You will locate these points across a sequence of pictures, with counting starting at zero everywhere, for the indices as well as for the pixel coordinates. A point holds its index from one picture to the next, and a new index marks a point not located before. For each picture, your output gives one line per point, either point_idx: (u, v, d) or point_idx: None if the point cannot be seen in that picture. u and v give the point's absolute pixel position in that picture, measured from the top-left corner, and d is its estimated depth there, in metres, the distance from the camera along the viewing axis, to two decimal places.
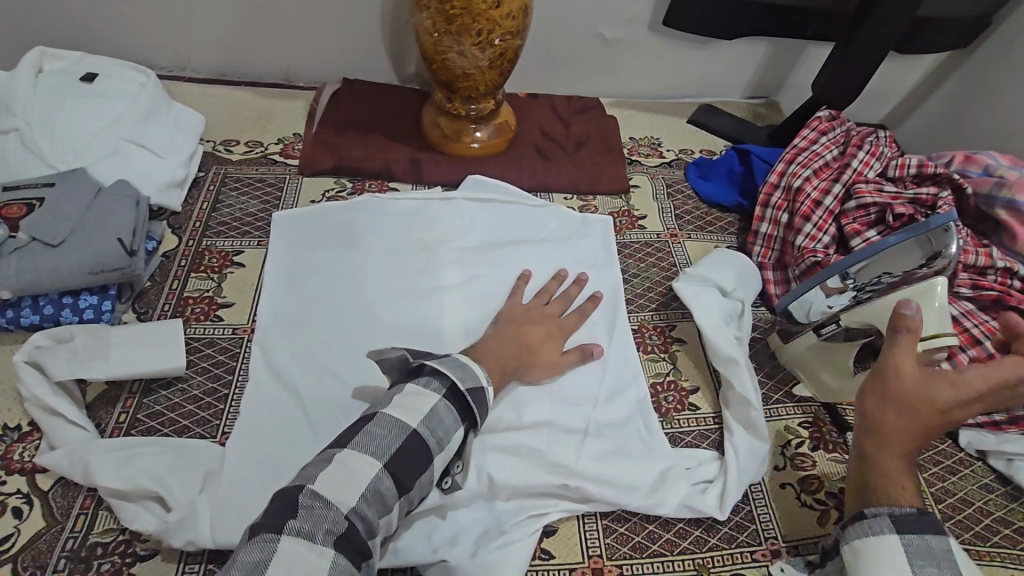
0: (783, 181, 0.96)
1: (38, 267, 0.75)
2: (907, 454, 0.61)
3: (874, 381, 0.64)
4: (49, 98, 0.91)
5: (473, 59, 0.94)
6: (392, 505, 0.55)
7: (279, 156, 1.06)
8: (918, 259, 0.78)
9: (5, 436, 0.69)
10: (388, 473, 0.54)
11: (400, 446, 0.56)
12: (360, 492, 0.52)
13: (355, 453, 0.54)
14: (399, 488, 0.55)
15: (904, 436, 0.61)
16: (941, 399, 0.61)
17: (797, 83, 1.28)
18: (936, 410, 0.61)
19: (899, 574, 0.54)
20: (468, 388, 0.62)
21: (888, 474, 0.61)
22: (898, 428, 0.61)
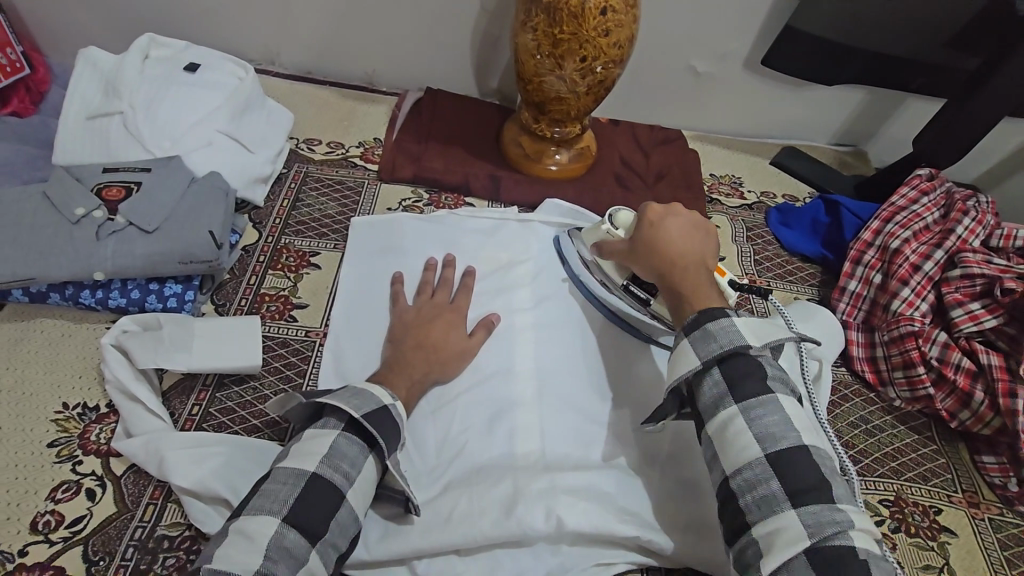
0: (878, 240, 0.94)
1: (133, 252, 0.76)
2: (666, 266, 0.72)
3: (639, 262, 0.76)
4: (153, 85, 0.92)
5: (571, 84, 0.93)
6: (306, 556, 0.53)
7: (360, 159, 1.07)
8: (567, 242, 0.91)
9: (84, 415, 0.70)
10: (290, 526, 0.54)
11: (297, 497, 0.55)
12: (264, 554, 0.51)
13: (252, 518, 0.53)
14: (307, 539, 0.54)
15: (667, 262, 0.72)
16: (669, 236, 0.73)
17: (890, 133, 1.24)
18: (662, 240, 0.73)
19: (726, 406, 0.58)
20: (365, 414, 0.61)
21: (689, 288, 0.69)
22: (662, 259, 0.72)
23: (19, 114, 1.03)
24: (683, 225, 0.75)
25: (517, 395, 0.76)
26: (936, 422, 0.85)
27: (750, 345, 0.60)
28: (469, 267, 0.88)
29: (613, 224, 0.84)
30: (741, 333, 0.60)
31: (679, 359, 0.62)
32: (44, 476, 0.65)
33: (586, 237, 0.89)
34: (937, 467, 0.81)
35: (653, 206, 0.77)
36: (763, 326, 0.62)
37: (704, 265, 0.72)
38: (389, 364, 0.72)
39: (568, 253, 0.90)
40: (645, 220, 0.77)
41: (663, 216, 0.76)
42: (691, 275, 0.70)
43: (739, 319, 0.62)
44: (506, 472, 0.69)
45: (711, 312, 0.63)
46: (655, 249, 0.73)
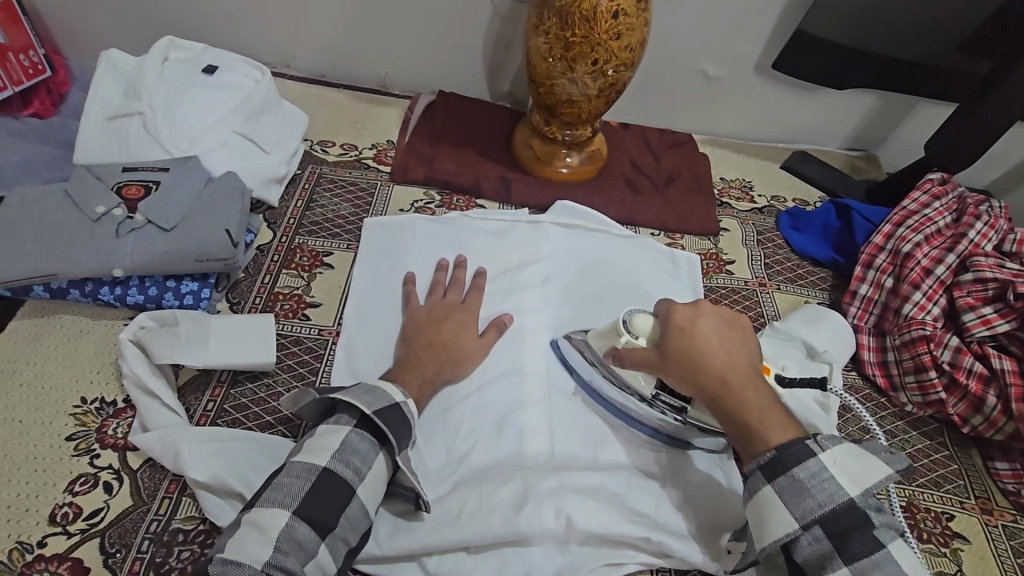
0: (890, 245, 0.94)
1: (151, 249, 0.78)
2: (724, 388, 0.62)
3: (678, 378, 0.65)
4: (172, 86, 0.94)
5: (582, 87, 0.94)
6: (315, 549, 0.54)
7: (372, 161, 1.08)
8: (569, 340, 0.80)
9: (102, 409, 0.71)
10: (300, 519, 0.54)
11: (309, 490, 0.56)
12: (274, 546, 0.52)
13: (265, 510, 0.54)
14: (317, 532, 0.55)
15: (721, 378, 0.62)
16: (712, 345, 0.64)
17: (902, 137, 1.23)
18: (706, 353, 0.64)
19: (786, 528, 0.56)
20: (377, 410, 0.61)
21: (756, 414, 0.61)
22: (712, 375, 0.63)
23: (41, 115, 1.05)
24: (719, 325, 0.66)
25: (527, 395, 0.77)
26: (948, 427, 0.85)
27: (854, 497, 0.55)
28: (480, 268, 0.89)
29: (628, 331, 0.70)
30: (839, 484, 0.55)
31: (766, 520, 0.57)
32: (62, 468, 0.66)
33: (593, 343, 0.76)
34: (949, 473, 0.81)
35: (677, 307, 0.68)
36: (858, 463, 0.56)
37: (756, 374, 0.64)
38: (401, 362, 0.73)
39: (576, 362, 0.79)
40: (673, 325, 0.67)
41: (695, 320, 0.66)
42: (754, 397, 0.61)
43: (829, 459, 0.56)
44: (516, 472, 0.69)
45: (793, 453, 0.57)
46: (698, 368, 0.63)
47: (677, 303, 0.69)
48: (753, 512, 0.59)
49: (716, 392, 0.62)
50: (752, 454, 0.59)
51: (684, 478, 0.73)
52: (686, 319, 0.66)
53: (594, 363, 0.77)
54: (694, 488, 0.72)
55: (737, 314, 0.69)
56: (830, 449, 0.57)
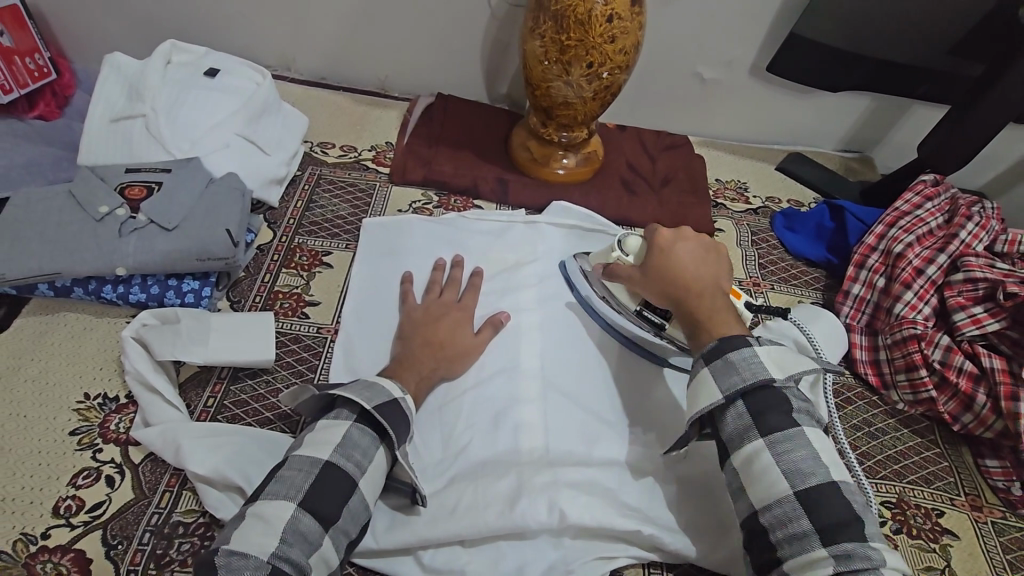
0: (882, 245, 0.95)
1: (154, 249, 0.79)
2: (686, 295, 0.70)
3: (650, 287, 0.74)
4: (175, 89, 0.96)
5: (578, 89, 0.95)
6: (319, 541, 0.55)
7: (371, 162, 1.10)
8: (573, 265, 0.90)
9: (105, 404, 0.73)
10: (304, 511, 0.55)
11: (312, 483, 0.57)
12: (280, 538, 0.53)
13: (268, 502, 0.55)
14: (320, 524, 0.56)
15: (685, 285, 0.70)
16: (685, 260, 0.72)
17: (896, 139, 1.24)
18: (676, 265, 0.72)
19: (711, 396, 0.60)
20: (376, 405, 0.63)
21: (709, 318, 0.67)
22: (678, 283, 0.71)
23: (46, 118, 1.07)
24: (695, 247, 0.74)
25: (522, 393, 0.78)
26: (939, 425, 0.86)
27: (774, 379, 0.59)
28: (477, 267, 0.90)
29: (620, 249, 0.81)
30: (765, 365, 0.60)
31: (699, 392, 0.62)
32: (66, 462, 0.68)
33: (594, 262, 0.87)
34: (940, 470, 0.81)
35: (663, 229, 0.76)
36: (787, 357, 0.62)
37: (720, 289, 0.71)
38: (398, 360, 0.74)
39: (576, 278, 0.89)
40: (654, 243, 0.75)
41: (675, 239, 0.74)
42: (711, 306, 0.68)
43: (762, 349, 0.62)
44: (510, 467, 0.71)
45: (733, 340, 0.63)
46: (670, 273, 0.72)
47: (662, 227, 0.77)
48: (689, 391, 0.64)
49: (679, 298, 0.70)
50: (697, 342, 0.66)
51: (652, 393, 0.81)
52: (667, 239, 0.75)
53: (592, 283, 0.87)
54: (659, 402, 0.80)
55: (718, 244, 0.76)
56: (766, 345, 0.63)
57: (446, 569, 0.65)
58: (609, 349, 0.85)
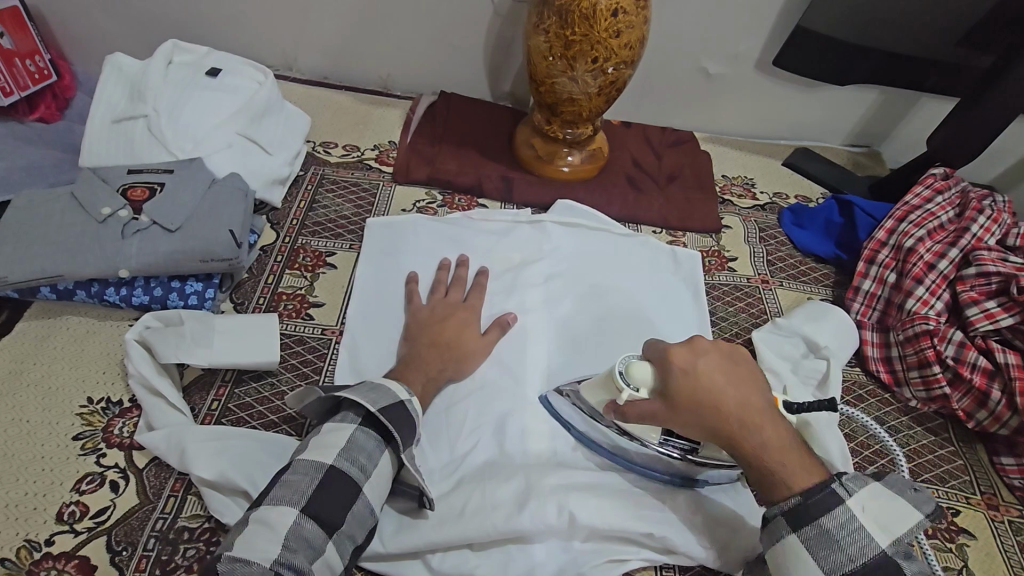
0: (892, 240, 0.94)
1: (157, 250, 0.78)
2: (747, 438, 0.59)
3: (694, 431, 0.61)
4: (176, 89, 0.95)
5: (583, 85, 0.94)
6: (323, 546, 0.55)
7: (374, 162, 1.09)
8: (563, 396, 0.74)
9: (108, 409, 0.72)
10: (307, 517, 0.55)
11: (316, 488, 0.56)
12: (283, 543, 0.52)
13: (272, 507, 0.54)
14: (324, 529, 0.55)
15: (741, 424, 0.59)
16: (726, 392, 0.60)
17: (905, 133, 1.23)
18: (721, 400, 0.60)
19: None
20: (382, 408, 0.62)
21: (782, 461, 0.58)
22: (734, 424, 0.59)
23: (47, 120, 1.06)
24: (721, 366, 0.62)
25: (528, 394, 0.77)
26: (953, 422, 0.85)
27: (886, 549, 0.53)
28: (482, 266, 0.89)
29: (627, 385, 0.64)
30: (869, 534, 0.54)
31: (796, 564, 0.55)
32: (69, 468, 0.67)
33: (589, 396, 0.69)
34: (954, 468, 0.80)
35: (675, 350, 0.63)
36: (887, 510, 0.55)
37: (770, 409, 0.61)
38: (404, 360, 0.73)
39: (567, 413, 0.74)
40: (677, 374, 0.62)
41: (701, 366, 0.61)
42: (778, 441, 0.59)
43: (856, 507, 0.55)
44: (518, 470, 0.70)
45: (819, 497, 0.55)
46: (710, 416, 0.60)
47: (672, 346, 0.64)
48: (777, 561, 0.57)
49: (738, 442, 0.59)
50: (782, 503, 0.57)
51: (708, 521, 0.69)
52: (693, 364, 0.62)
53: (593, 419, 0.71)
54: (719, 527, 0.68)
55: (733, 346, 0.65)
56: (857, 495, 0.55)
57: (455, 573, 0.64)
58: (643, 485, 0.71)
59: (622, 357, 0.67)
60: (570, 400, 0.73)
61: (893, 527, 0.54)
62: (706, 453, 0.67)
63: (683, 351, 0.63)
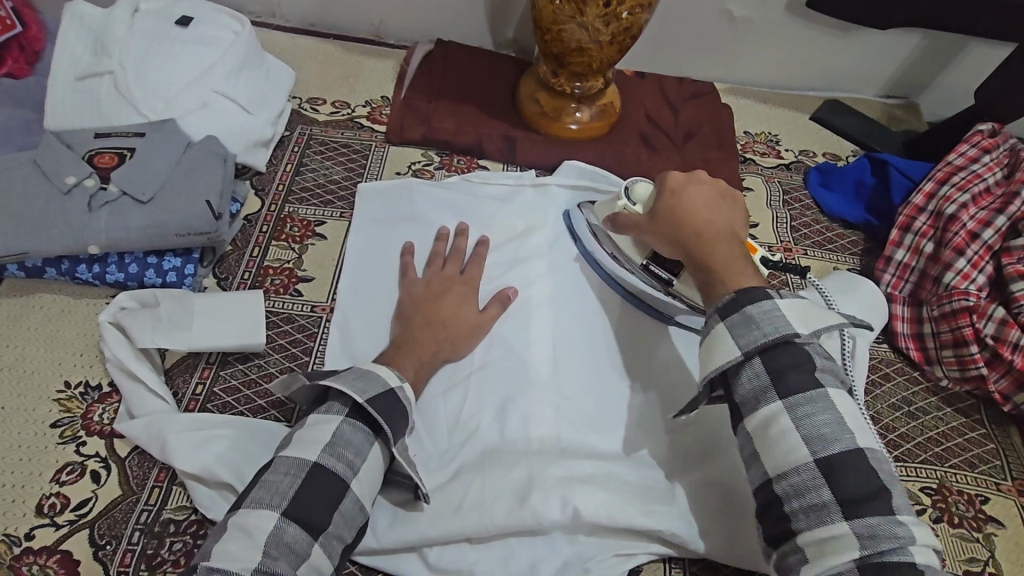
0: (931, 205, 0.86)
1: (128, 224, 0.73)
2: (704, 246, 0.62)
3: (664, 241, 0.66)
4: (143, 41, 0.86)
5: (594, 33, 0.84)
6: (308, 550, 0.51)
7: (366, 120, 1.00)
8: (580, 216, 0.83)
9: (87, 394, 0.68)
10: (289, 521, 0.51)
11: (298, 488, 0.52)
12: (263, 550, 0.49)
13: (251, 511, 0.51)
14: (308, 532, 0.51)
15: (704, 230, 0.63)
16: (701, 208, 0.64)
17: (947, 83, 1.12)
18: (690, 212, 0.64)
19: (727, 354, 0.54)
20: (369, 398, 0.57)
21: (732, 272, 0.60)
22: (693, 233, 0.63)
23: (15, 76, 0.97)
24: (711, 192, 0.66)
25: (532, 375, 0.72)
26: (986, 404, 0.79)
27: (799, 336, 0.53)
28: (482, 236, 0.82)
29: (628, 199, 0.73)
30: (787, 320, 0.54)
31: (715, 345, 0.55)
32: (48, 457, 0.63)
33: (599, 213, 0.80)
34: (985, 452, 0.75)
35: (674, 175, 0.68)
36: (812, 311, 0.55)
37: (738, 237, 0.63)
38: (398, 343, 0.68)
39: (579, 229, 0.83)
40: (666, 191, 0.67)
41: (691, 185, 0.66)
42: (733, 258, 0.61)
43: (785, 303, 0.55)
44: (521, 459, 0.66)
45: (749, 292, 0.56)
46: (680, 224, 0.64)
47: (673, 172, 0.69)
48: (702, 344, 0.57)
49: (695, 252, 0.62)
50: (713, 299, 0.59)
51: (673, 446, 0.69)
52: (680, 186, 0.67)
53: (596, 235, 0.81)
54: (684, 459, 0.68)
55: (732, 188, 0.68)
56: (788, 296, 0.55)
57: (454, 569, 0.61)
58: (612, 310, 0.79)
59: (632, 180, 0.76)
60: (586, 214, 0.83)
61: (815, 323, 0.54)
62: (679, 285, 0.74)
63: (678, 176, 0.67)
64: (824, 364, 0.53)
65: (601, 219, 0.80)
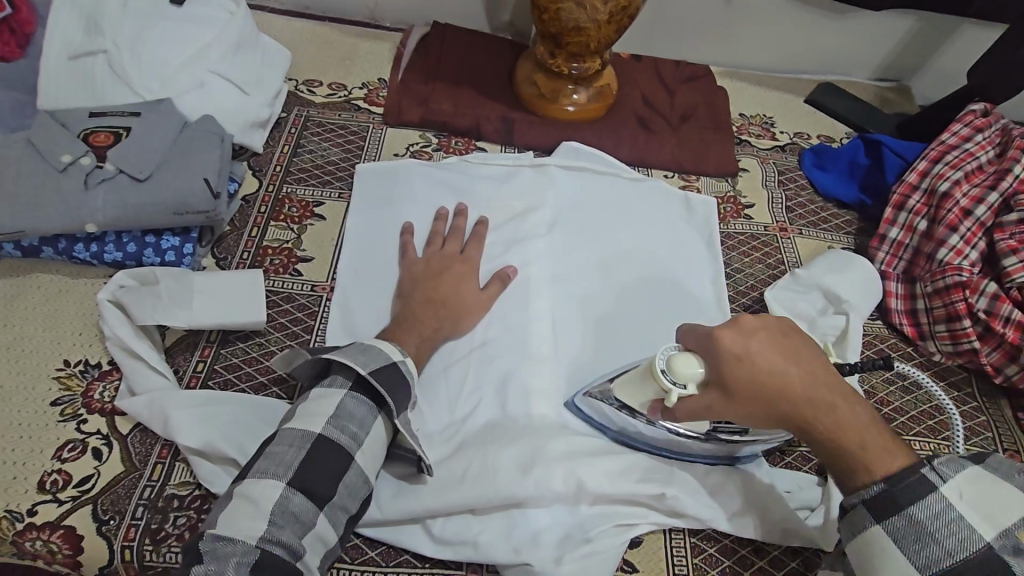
0: (924, 183, 0.87)
1: (125, 202, 0.72)
2: (823, 423, 0.51)
3: (759, 422, 0.53)
4: (138, 19, 0.85)
5: (591, 11, 0.85)
6: (314, 520, 0.52)
7: (363, 102, 1.00)
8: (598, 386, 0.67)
9: (87, 372, 0.68)
10: (295, 490, 0.51)
11: (303, 459, 0.53)
12: (269, 519, 0.49)
13: (257, 481, 0.51)
14: (314, 502, 0.52)
15: (812, 403, 0.51)
16: (789, 375, 0.51)
17: (940, 66, 1.13)
18: (780, 384, 0.51)
19: (905, 575, 0.47)
20: (372, 371, 0.57)
21: (864, 446, 0.50)
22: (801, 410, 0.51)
23: (6, 59, 0.94)
24: (778, 349, 0.52)
25: (533, 352, 0.73)
26: (978, 377, 0.81)
27: (994, 543, 0.46)
28: (482, 215, 0.83)
29: (671, 380, 0.56)
30: (970, 524, 0.47)
31: (879, 554, 0.49)
32: (49, 435, 0.63)
33: (624, 394, 0.63)
34: (978, 425, 0.77)
35: (720, 330, 0.54)
36: (991, 499, 0.48)
37: (839, 380, 0.53)
38: (400, 319, 0.68)
39: (602, 417, 0.67)
40: (726, 364, 0.52)
41: (759, 354, 0.52)
42: (858, 424, 0.51)
43: (953, 492, 0.48)
44: (522, 433, 0.66)
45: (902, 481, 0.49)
46: (774, 403, 0.51)
47: (715, 328, 0.54)
48: (857, 552, 0.50)
49: (809, 427, 0.51)
50: (858, 489, 0.50)
51: None
52: (745, 354, 0.52)
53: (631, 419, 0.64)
54: None
55: (785, 321, 0.55)
56: (953, 479, 0.49)
57: (457, 540, 0.61)
58: (689, 477, 0.66)
59: (663, 346, 0.59)
60: (604, 396, 0.66)
61: (1000, 517, 0.47)
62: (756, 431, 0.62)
63: (734, 338, 0.53)
64: None
65: (633, 405, 0.63)
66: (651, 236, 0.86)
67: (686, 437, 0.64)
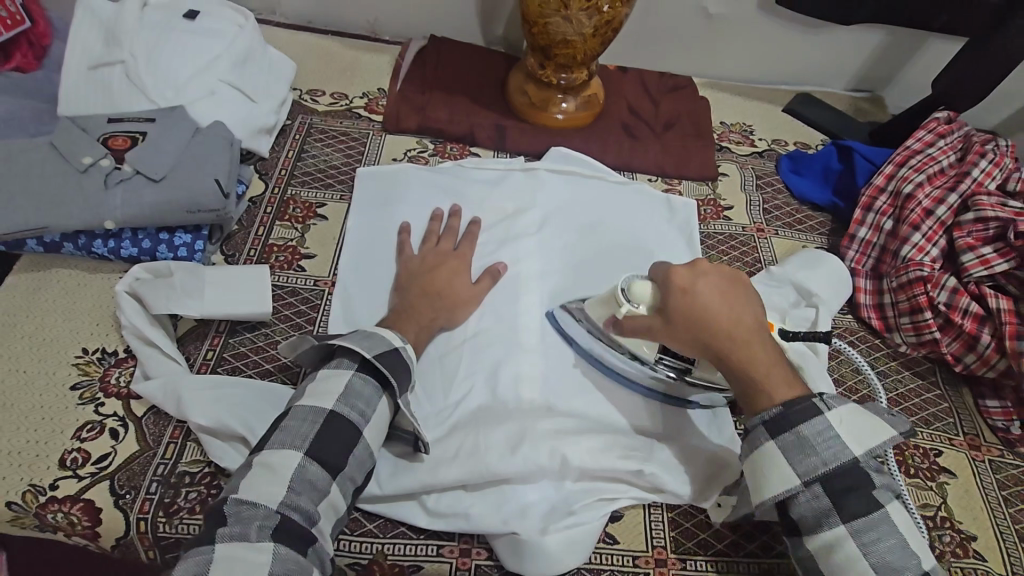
0: (891, 185, 0.92)
1: (142, 201, 0.77)
2: (738, 351, 0.61)
3: (687, 345, 0.63)
4: (152, 32, 0.91)
5: (577, 25, 0.91)
6: (327, 488, 0.56)
7: (364, 110, 1.06)
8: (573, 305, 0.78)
9: (104, 359, 0.72)
10: (311, 460, 0.56)
11: (317, 432, 0.57)
12: (287, 485, 0.54)
13: (274, 451, 0.56)
14: (328, 471, 0.56)
15: (734, 334, 0.61)
16: (722, 308, 0.62)
17: (910, 77, 1.19)
18: (714, 315, 0.62)
19: (784, 484, 0.57)
20: (376, 354, 0.62)
21: (768, 377, 0.60)
22: (723, 339, 0.61)
23: (23, 70, 1.01)
24: (720, 288, 0.64)
25: (522, 342, 0.77)
26: (940, 366, 0.86)
27: (857, 457, 0.56)
28: (475, 216, 0.88)
29: (628, 301, 0.67)
30: (840, 441, 0.56)
31: (766, 466, 0.58)
32: (68, 417, 0.68)
33: (594, 312, 0.73)
34: (940, 411, 0.82)
35: (676, 266, 0.66)
36: (863, 425, 0.58)
37: (762, 327, 0.63)
38: (397, 310, 0.73)
39: (573, 330, 0.77)
40: (674, 291, 0.64)
41: (704, 287, 0.63)
42: (767, 359, 0.61)
43: (834, 417, 0.57)
44: (512, 416, 0.71)
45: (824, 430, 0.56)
46: (702, 330, 0.62)
47: (675, 265, 0.66)
48: (751, 467, 0.59)
49: (726, 353, 0.61)
50: (759, 410, 0.59)
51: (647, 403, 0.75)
52: (691, 285, 0.64)
53: (595, 334, 0.75)
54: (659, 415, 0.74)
55: (737, 271, 0.68)
56: (836, 408, 0.58)
57: (449, 513, 0.66)
58: (629, 407, 0.75)
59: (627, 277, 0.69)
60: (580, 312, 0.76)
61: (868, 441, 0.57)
62: (700, 374, 0.69)
63: (686, 273, 0.65)
64: (881, 483, 0.57)
65: (596, 319, 0.73)
66: (634, 236, 0.91)
67: (635, 364, 0.72)
